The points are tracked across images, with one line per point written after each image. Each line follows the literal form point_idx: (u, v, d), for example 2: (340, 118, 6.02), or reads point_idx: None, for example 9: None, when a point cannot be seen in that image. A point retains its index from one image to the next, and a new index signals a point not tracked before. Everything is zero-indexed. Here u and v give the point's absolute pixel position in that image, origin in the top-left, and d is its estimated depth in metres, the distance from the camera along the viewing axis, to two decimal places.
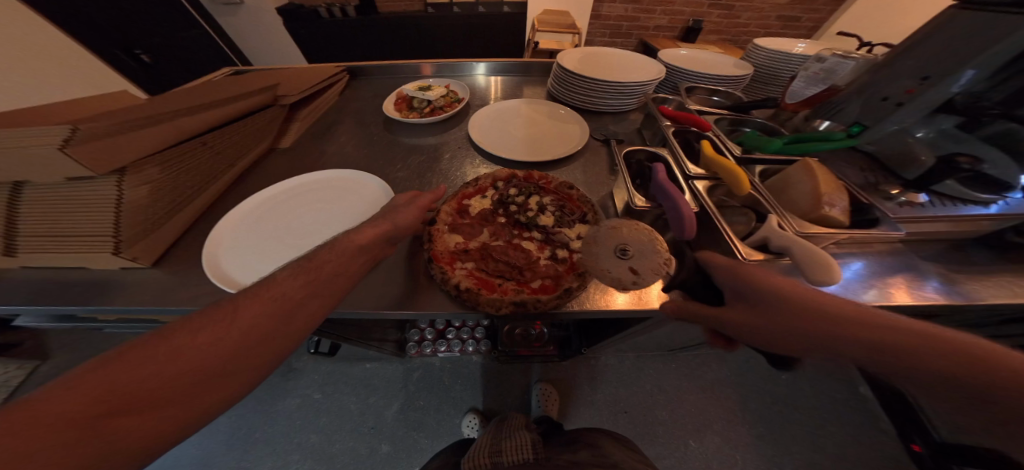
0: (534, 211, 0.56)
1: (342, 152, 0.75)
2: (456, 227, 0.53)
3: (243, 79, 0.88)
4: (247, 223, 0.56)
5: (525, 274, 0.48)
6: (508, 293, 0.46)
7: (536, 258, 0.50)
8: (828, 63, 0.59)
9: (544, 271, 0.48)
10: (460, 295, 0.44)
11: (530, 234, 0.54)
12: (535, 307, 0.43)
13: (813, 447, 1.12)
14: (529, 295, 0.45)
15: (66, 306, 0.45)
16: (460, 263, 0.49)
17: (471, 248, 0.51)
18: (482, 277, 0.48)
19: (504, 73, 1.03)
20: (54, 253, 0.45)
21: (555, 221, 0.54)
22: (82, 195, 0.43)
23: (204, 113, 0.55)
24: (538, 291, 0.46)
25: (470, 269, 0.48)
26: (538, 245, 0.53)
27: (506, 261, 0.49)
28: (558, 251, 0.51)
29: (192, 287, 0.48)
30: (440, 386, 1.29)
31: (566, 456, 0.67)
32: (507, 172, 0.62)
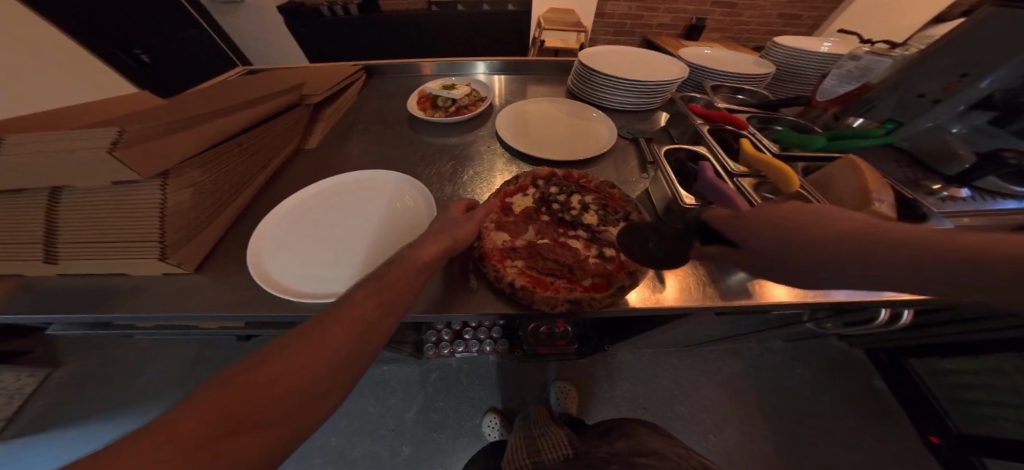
0: (578, 210, 0.56)
1: (370, 152, 0.74)
2: (502, 225, 0.53)
3: (262, 78, 0.86)
4: (288, 224, 0.55)
5: (576, 273, 0.48)
6: (561, 291, 0.46)
7: (585, 257, 0.50)
8: (862, 62, 0.61)
9: (594, 269, 0.49)
10: (515, 294, 0.44)
11: (575, 233, 0.54)
12: (591, 305, 0.43)
13: (827, 438, 1.15)
14: (582, 293, 0.45)
15: (112, 314, 0.44)
16: (510, 261, 0.49)
17: (519, 246, 0.51)
18: (533, 275, 0.47)
19: (523, 72, 1.02)
20: (99, 260, 0.44)
21: (599, 220, 0.55)
22: (127, 200, 0.42)
23: (238, 114, 0.54)
24: (591, 289, 0.46)
25: (521, 267, 0.48)
26: (585, 243, 0.53)
27: (555, 259, 0.49)
28: (605, 249, 0.51)
29: (239, 292, 0.47)
30: (458, 387, 1.29)
31: (604, 449, 0.68)
32: (547, 171, 0.62)
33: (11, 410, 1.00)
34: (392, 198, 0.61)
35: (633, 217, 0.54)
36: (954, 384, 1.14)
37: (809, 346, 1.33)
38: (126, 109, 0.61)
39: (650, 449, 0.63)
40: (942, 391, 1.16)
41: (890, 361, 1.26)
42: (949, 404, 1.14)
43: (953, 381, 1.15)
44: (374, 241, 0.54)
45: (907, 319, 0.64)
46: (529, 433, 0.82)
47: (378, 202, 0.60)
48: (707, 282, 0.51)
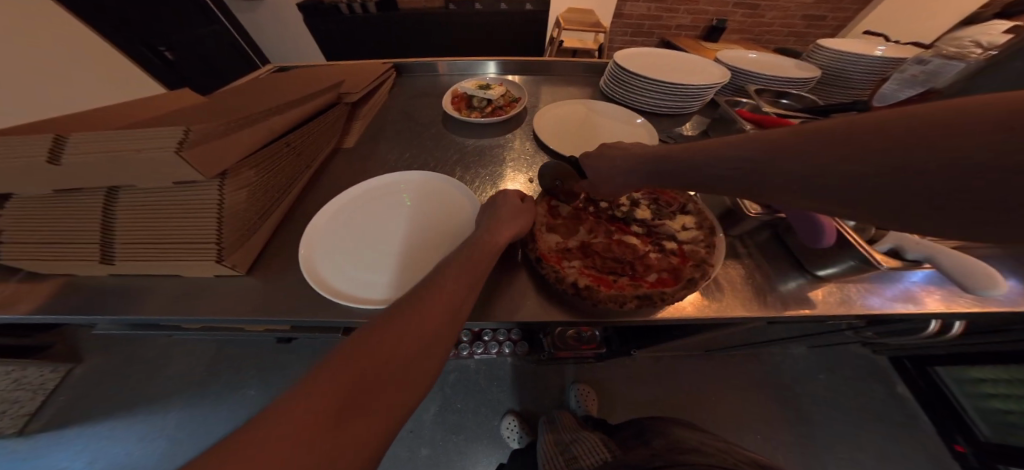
0: (628, 206, 0.57)
1: (406, 153, 0.73)
2: (553, 227, 0.54)
3: (294, 76, 0.85)
4: (339, 220, 0.55)
5: (638, 269, 0.48)
6: (626, 288, 0.46)
7: (645, 253, 0.51)
8: (930, 66, 0.58)
9: (658, 265, 0.49)
10: (580, 293, 0.43)
11: (630, 230, 0.55)
12: (666, 298, 0.42)
13: (854, 446, 1.13)
14: (650, 289, 0.45)
15: (165, 317, 0.43)
16: (568, 261, 0.49)
17: (572, 246, 0.52)
18: (594, 274, 0.48)
19: (553, 72, 1.00)
20: (155, 262, 0.43)
21: (653, 214, 0.56)
22: (185, 199, 0.41)
23: (286, 113, 0.53)
24: (658, 284, 0.46)
25: (580, 266, 0.49)
26: (641, 238, 0.53)
27: (614, 257, 0.50)
28: (664, 243, 0.52)
29: (292, 296, 0.47)
30: (476, 388, 1.28)
31: (642, 450, 0.67)
32: None
33: (34, 405, 1.00)
34: (439, 194, 0.60)
35: (689, 208, 0.55)
36: (979, 392, 1.11)
37: (831, 354, 1.30)
38: (168, 107, 0.60)
39: (692, 447, 0.62)
40: (969, 401, 1.13)
41: (915, 369, 1.23)
42: (975, 414, 1.12)
43: (979, 390, 1.12)
44: (425, 238, 0.54)
45: (957, 331, 0.64)
46: (560, 440, 0.84)
47: (425, 194, 0.60)
48: (764, 290, 0.48)
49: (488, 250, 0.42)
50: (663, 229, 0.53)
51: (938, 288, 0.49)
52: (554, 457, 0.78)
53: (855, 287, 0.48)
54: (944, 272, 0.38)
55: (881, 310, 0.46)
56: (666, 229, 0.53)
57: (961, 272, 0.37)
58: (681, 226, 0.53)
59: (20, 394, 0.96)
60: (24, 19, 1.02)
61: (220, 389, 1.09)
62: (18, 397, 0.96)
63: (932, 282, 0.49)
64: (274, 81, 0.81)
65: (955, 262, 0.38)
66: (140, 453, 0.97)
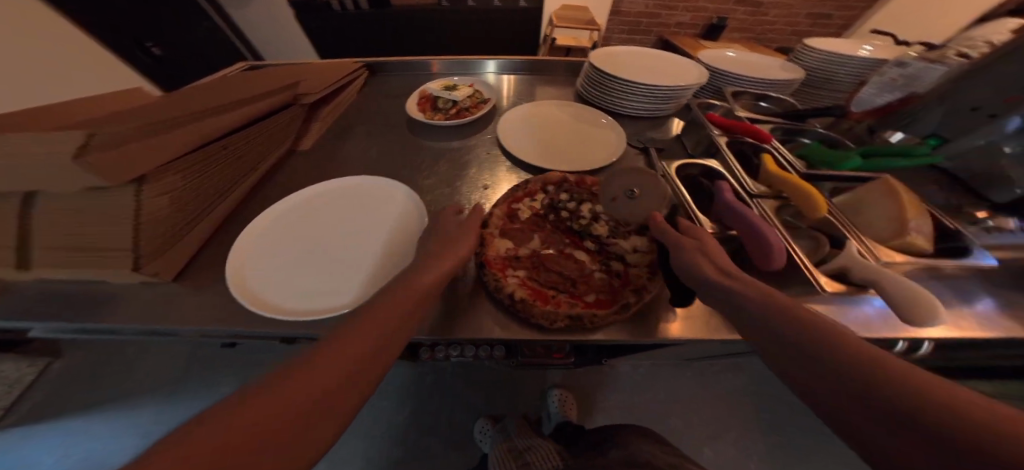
0: (588, 219, 0.54)
1: (365, 155, 0.71)
2: (507, 232, 0.52)
3: (261, 74, 0.84)
4: (291, 223, 0.54)
5: (580, 287, 0.46)
6: (562, 306, 0.43)
7: (591, 271, 0.48)
8: (910, 69, 0.53)
9: (599, 285, 0.46)
10: (514, 306, 0.42)
11: (583, 244, 0.52)
12: (591, 323, 0.41)
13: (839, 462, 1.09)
14: (583, 309, 0.43)
15: (81, 324, 0.42)
16: (512, 270, 0.47)
17: (522, 255, 0.50)
18: (535, 287, 0.45)
19: (529, 72, 0.97)
20: (74, 268, 0.42)
21: (610, 231, 0.53)
22: (101, 206, 0.40)
23: (224, 115, 0.51)
24: (593, 306, 0.44)
25: (523, 277, 0.47)
26: (591, 253, 0.51)
27: (559, 272, 0.47)
28: (613, 263, 0.49)
29: (216, 306, 0.45)
30: (452, 391, 1.27)
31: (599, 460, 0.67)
32: (558, 177, 0.60)
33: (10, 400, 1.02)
34: (391, 204, 0.58)
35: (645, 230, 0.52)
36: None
37: None
38: (113, 106, 0.59)
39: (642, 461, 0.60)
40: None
41: None
42: None
43: None
44: (366, 249, 0.52)
45: (927, 349, 0.59)
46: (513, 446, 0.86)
47: (381, 201, 0.58)
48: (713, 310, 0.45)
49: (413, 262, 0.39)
50: (616, 248, 0.51)
51: None
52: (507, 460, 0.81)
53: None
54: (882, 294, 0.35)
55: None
56: (619, 248, 0.51)
57: (901, 298, 0.33)
58: (632, 247, 0.50)
59: None
60: (21, 19, 1.11)
61: (194, 388, 1.09)
62: None
63: None
64: (238, 79, 0.79)
65: (896, 285, 0.34)
66: (111, 449, 0.98)
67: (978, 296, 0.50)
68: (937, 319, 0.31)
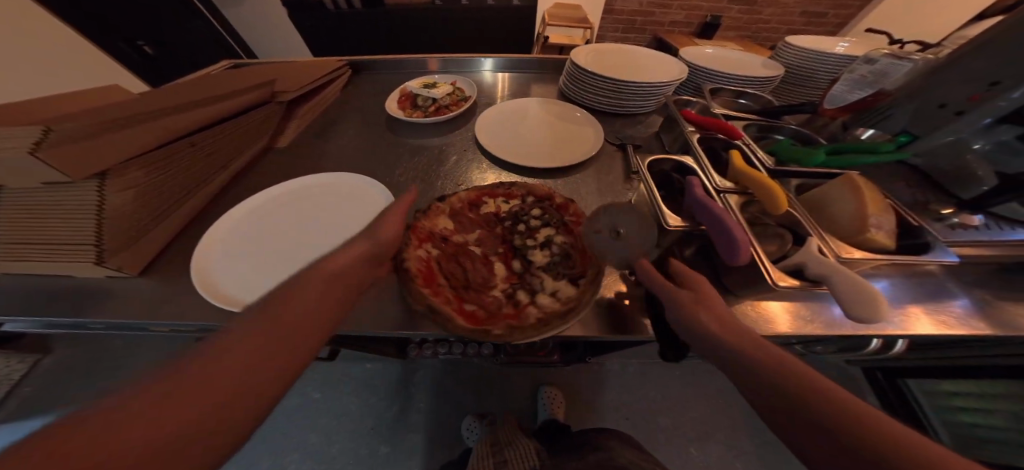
0: (536, 244, 0.52)
1: (343, 152, 0.71)
2: (456, 217, 0.55)
3: (243, 71, 0.84)
4: (249, 212, 0.55)
5: (468, 292, 0.45)
6: (439, 296, 0.43)
7: (492, 287, 0.47)
8: (877, 65, 0.54)
9: (487, 303, 0.44)
10: (400, 271, 0.43)
11: (510, 262, 0.51)
12: (445, 322, 0.39)
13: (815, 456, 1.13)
14: (452, 311, 0.41)
15: (46, 317, 0.42)
16: (430, 245, 0.49)
17: (451, 240, 0.52)
18: (433, 271, 0.46)
19: (513, 69, 0.97)
20: (38, 262, 0.42)
21: (546, 266, 0.49)
22: (62, 200, 0.40)
23: (193, 111, 0.52)
24: (464, 315, 0.42)
25: (434, 257, 0.49)
26: (508, 274, 0.49)
27: (463, 269, 0.48)
28: (518, 292, 0.46)
29: (183, 300, 0.45)
30: (440, 389, 1.28)
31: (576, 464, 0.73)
32: (545, 192, 0.58)
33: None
34: (334, 232, 0.54)
35: (579, 282, 0.46)
36: (953, 406, 0.98)
37: None
38: (88, 103, 0.59)
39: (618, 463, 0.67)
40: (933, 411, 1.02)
41: None
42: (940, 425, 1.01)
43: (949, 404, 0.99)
44: (264, 264, 0.49)
45: (901, 347, 0.60)
46: (496, 441, 0.88)
47: (325, 223, 0.56)
48: None
49: (373, 256, 0.40)
50: (534, 278, 0.48)
51: (900, 307, 0.48)
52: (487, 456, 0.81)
53: (809, 309, 0.45)
54: (836, 292, 0.35)
55: (828, 333, 0.43)
56: (540, 283, 0.47)
57: (852, 293, 0.34)
58: (552, 288, 0.46)
59: None
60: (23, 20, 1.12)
61: None
62: None
63: (892, 296, 0.49)
64: (220, 76, 0.80)
65: (847, 283, 0.34)
66: None
67: (955, 296, 0.49)
68: (879, 316, 0.31)
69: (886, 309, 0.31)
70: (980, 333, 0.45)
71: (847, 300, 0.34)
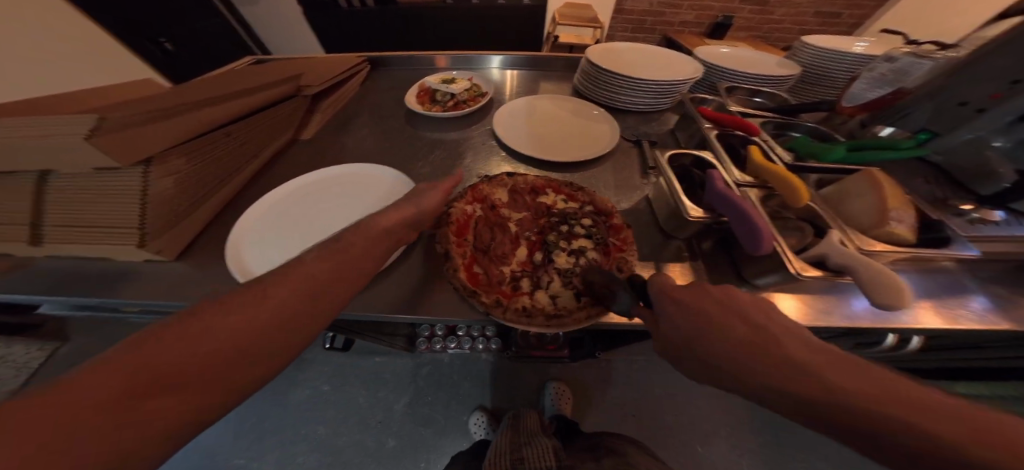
0: (568, 252, 0.50)
1: (363, 145, 0.73)
2: (514, 194, 0.57)
3: (266, 66, 0.86)
4: (286, 197, 0.57)
5: (485, 258, 0.48)
6: (460, 248, 0.48)
7: (506, 263, 0.49)
8: (898, 63, 0.55)
9: (495, 275, 0.47)
10: (443, 215, 0.50)
11: (536, 253, 0.51)
12: (450, 268, 0.44)
13: (818, 454, 1.14)
14: (462, 265, 0.46)
15: (88, 299, 0.44)
16: (478, 206, 0.54)
17: (498, 211, 0.55)
18: (468, 228, 0.51)
19: (527, 67, 0.98)
20: (79, 245, 0.44)
21: (565, 275, 0.47)
22: (110, 186, 0.42)
23: (226, 103, 0.54)
24: (468, 273, 0.46)
25: (476, 217, 0.53)
26: (526, 259, 0.50)
27: (492, 237, 0.51)
28: (524, 281, 0.47)
29: (218, 284, 0.47)
30: (448, 383, 1.29)
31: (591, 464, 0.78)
32: (607, 206, 0.54)
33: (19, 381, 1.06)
34: None
35: (585, 299, 0.43)
36: None
37: None
38: (123, 96, 0.62)
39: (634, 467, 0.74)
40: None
41: None
42: None
43: None
44: (275, 248, 0.50)
45: (915, 344, 0.60)
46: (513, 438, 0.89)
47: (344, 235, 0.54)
48: None
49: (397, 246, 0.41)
50: (545, 274, 0.48)
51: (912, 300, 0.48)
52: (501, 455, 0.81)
53: (826, 303, 0.46)
54: (861, 282, 0.36)
55: (846, 326, 0.44)
56: (549, 282, 0.47)
57: (876, 283, 0.34)
58: (557, 291, 0.45)
59: None
60: None
61: None
62: None
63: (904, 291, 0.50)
64: (244, 71, 0.82)
65: (872, 272, 0.35)
66: None
67: (973, 293, 0.50)
68: (905, 303, 0.32)
69: (911, 295, 0.32)
70: (996, 328, 0.46)
71: (873, 289, 0.34)
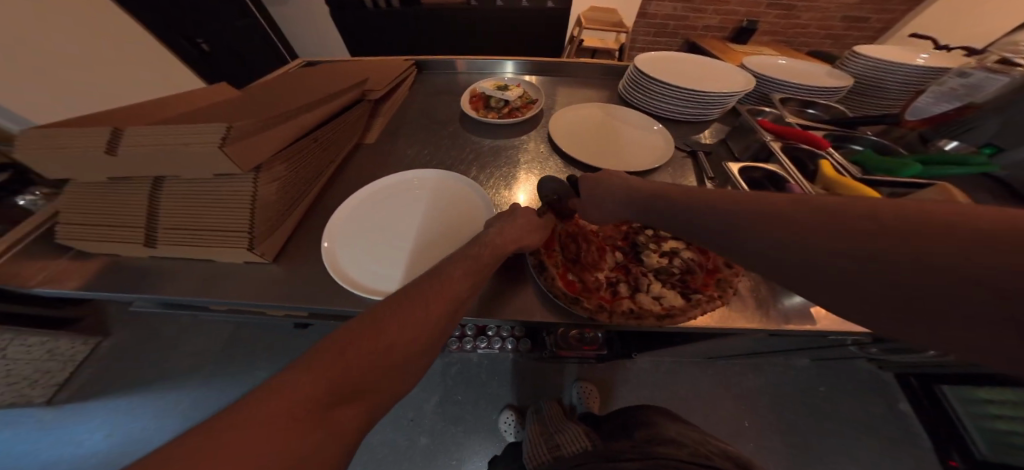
0: (658, 258, 0.53)
1: (423, 151, 0.75)
2: None
3: (320, 70, 0.89)
4: (367, 202, 0.60)
5: (578, 266, 0.51)
6: (552, 259, 0.51)
7: (600, 270, 0.52)
8: (972, 78, 0.58)
9: (592, 282, 0.49)
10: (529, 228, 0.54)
11: (625, 259, 0.54)
12: (549, 278, 0.47)
13: (849, 457, 1.14)
14: (559, 275, 0.49)
15: (199, 298, 0.47)
16: (559, 218, 0.57)
17: (580, 221, 0.58)
18: (555, 240, 0.54)
19: (571, 74, 0.99)
20: (191, 246, 0.46)
21: (661, 278, 0.50)
22: (224, 191, 0.45)
23: (313, 110, 0.56)
24: (564, 281, 0.49)
25: (559, 230, 0.56)
26: (616, 265, 0.53)
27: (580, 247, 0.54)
28: (622, 287, 0.49)
29: (315, 286, 0.49)
30: (476, 382, 1.32)
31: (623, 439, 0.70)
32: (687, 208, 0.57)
33: (63, 376, 1.08)
34: (438, 247, 0.55)
35: (690, 299, 0.46)
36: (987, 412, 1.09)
37: (835, 368, 1.29)
38: (203, 102, 0.64)
39: (666, 438, 0.62)
40: (972, 420, 1.12)
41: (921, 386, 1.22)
42: (976, 432, 1.12)
43: (983, 409, 1.10)
44: (373, 253, 0.53)
45: None
46: (545, 429, 0.87)
47: (437, 236, 0.57)
48: (767, 306, 0.49)
49: (495, 253, 0.44)
50: (640, 277, 0.50)
51: None
52: (539, 443, 0.81)
53: None
54: None
55: None
56: (647, 285, 0.49)
57: None
58: (657, 294, 0.48)
59: (54, 364, 1.03)
60: None
61: (236, 370, 1.15)
62: (52, 367, 1.03)
63: None
64: (301, 75, 0.84)
65: None
66: (159, 427, 1.04)
67: None
68: None
69: None
70: None
71: None
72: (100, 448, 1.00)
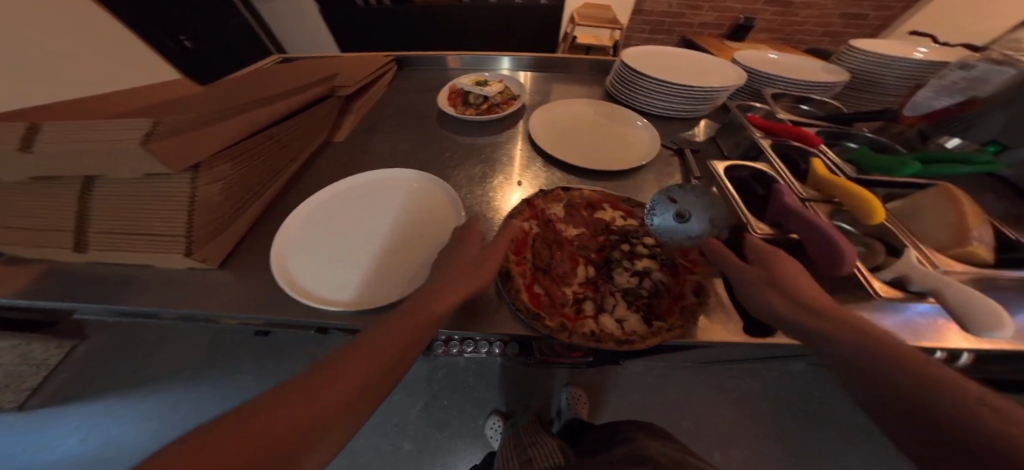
0: (631, 275, 0.49)
1: (396, 149, 0.71)
2: (571, 208, 0.56)
3: (294, 65, 0.85)
4: (330, 205, 0.57)
5: (546, 277, 0.48)
6: (520, 266, 0.47)
7: (568, 283, 0.48)
8: (974, 71, 0.55)
9: (558, 296, 0.46)
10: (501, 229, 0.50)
11: (598, 274, 0.50)
12: (513, 289, 0.44)
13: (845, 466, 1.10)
14: (524, 285, 0.45)
15: (134, 307, 0.43)
16: (535, 221, 0.53)
17: (556, 226, 0.54)
18: (526, 245, 0.51)
19: (557, 69, 0.95)
20: (126, 252, 0.43)
21: (631, 299, 0.46)
22: (159, 191, 0.41)
23: (268, 105, 0.52)
24: (529, 293, 0.45)
25: (532, 233, 0.53)
26: (586, 279, 0.49)
27: (552, 256, 0.50)
28: (587, 304, 0.46)
29: (265, 292, 0.46)
30: (463, 386, 1.27)
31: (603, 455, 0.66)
32: None
33: (36, 381, 1.04)
34: (408, 249, 0.51)
35: (655, 325, 0.42)
36: None
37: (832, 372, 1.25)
38: (161, 97, 0.61)
39: (644, 455, 0.58)
40: None
41: None
42: None
43: None
44: (325, 261, 0.49)
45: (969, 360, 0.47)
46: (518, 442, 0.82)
47: (401, 239, 0.53)
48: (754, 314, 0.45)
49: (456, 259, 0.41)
50: (609, 297, 0.47)
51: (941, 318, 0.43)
52: (510, 456, 0.76)
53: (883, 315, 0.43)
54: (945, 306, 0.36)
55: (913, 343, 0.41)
56: (614, 307, 0.45)
57: (964, 308, 0.34)
58: (622, 316, 0.44)
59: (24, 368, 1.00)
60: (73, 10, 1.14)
61: (214, 375, 1.11)
62: (23, 371, 0.99)
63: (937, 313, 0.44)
64: (273, 70, 0.81)
65: (958, 297, 0.35)
66: (133, 434, 1.00)
67: None
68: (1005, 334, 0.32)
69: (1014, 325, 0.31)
70: None
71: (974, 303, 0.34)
72: (72, 456, 0.97)
